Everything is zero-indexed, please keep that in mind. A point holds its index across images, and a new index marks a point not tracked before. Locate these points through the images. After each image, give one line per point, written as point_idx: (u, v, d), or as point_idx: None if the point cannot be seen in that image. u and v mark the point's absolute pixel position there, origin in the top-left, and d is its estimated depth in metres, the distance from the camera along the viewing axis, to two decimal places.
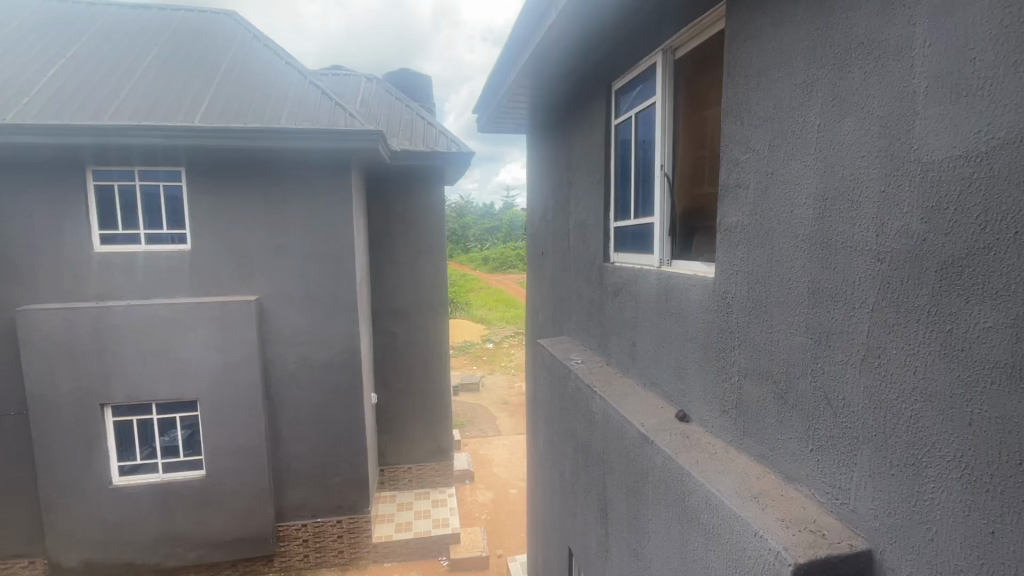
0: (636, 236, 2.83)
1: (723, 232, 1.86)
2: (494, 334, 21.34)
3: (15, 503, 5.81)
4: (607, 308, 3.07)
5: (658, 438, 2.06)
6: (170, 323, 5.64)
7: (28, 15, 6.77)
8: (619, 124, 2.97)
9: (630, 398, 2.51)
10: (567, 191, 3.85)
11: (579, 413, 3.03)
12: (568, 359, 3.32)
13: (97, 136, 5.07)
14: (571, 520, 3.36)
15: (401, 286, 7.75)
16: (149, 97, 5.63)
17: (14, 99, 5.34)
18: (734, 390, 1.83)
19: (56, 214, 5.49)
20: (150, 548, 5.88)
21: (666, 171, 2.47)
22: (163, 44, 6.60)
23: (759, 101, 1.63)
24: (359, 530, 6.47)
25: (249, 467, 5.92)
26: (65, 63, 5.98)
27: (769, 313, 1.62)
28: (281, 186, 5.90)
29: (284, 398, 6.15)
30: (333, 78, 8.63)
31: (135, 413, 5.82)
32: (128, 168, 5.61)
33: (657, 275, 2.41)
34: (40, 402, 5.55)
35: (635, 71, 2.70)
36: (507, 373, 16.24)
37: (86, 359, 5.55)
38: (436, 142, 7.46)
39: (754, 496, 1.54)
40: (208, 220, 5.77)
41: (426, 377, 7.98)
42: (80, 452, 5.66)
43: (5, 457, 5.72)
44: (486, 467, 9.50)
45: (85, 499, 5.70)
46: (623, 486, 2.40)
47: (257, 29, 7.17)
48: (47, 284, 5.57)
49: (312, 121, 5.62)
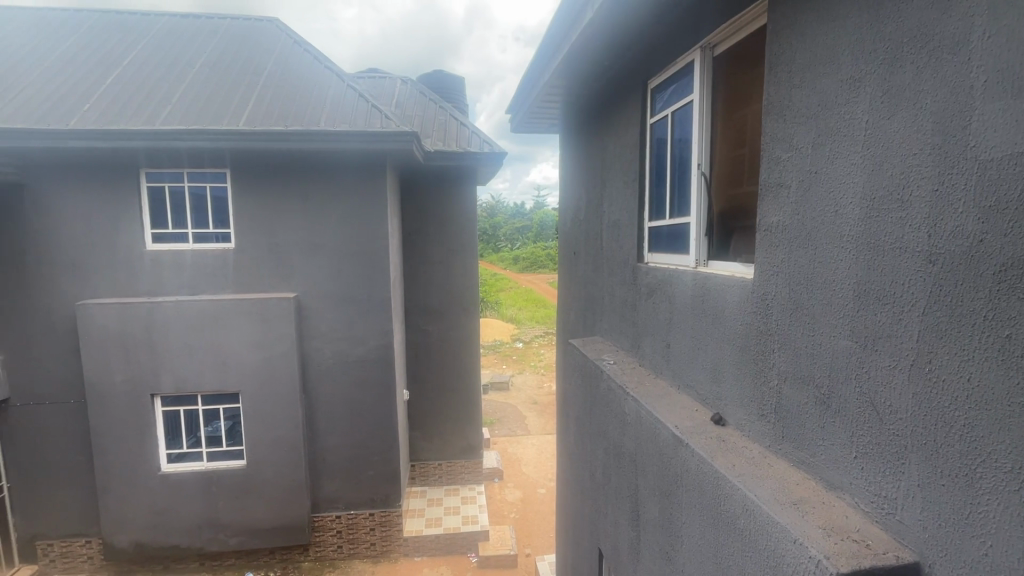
0: (672, 236, 2.79)
1: (762, 232, 1.83)
2: (524, 334, 21.33)
3: (73, 485, 6.18)
4: (641, 309, 3.04)
5: (693, 440, 2.04)
6: (215, 318, 5.90)
7: (88, 26, 7.20)
8: (655, 122, 2.94)
9: (664, 399, 2.49)
10: (600, 191, 3.83)
11: (611, 414, 3.01)
12: (600, 359, 3.31)
13: (150, 140, 5.36)
14: (601, 521, 3.34)
15: (433, 285, 7.86)
16: (198, 101, 5.90)
17: (76, 106, 5.70)
18: (773, 394, 1.79)
19: (112, 214, 5.82)
20: (195, 533, 6.15)
21: (704, 169, 2.42)
22: (210, 51, 6.91)
23: (803, 98, 1.60)
24: (390, 523, 6.60)
25: (287, 458, 6.13)
26: (123, 71, 6.35)
27: (811, 315, 1.58)
28: (319, 187, 6.08)
29: (321, 392, 6.34)
30: (369, 80, 8.84)
31: (182, 403, 6.11)
32: (178, 169, 5.90)
33: (692, 275, 2.38)
34: (97, 391, 5.89)
35: (672, 69, 2.66)
36: (536, 373, 16.19)
37: (138, 351, 5.86)
38: (469, 142, 7.54)
39: (794, 502, 1.50)
40: (251, 220, 6.01)
41: (457, 375, 8.07)
42: (132, 439, 5.98)
43: (66, 441, 6.10)
44: (515, 465, 9.53)
45: (136, 484, 6.02)
46: (657, 488, 2.37)
47: (297, 34, 7.42)
48: (103, 280, 5.91)
49: (350, 123, 5.78)
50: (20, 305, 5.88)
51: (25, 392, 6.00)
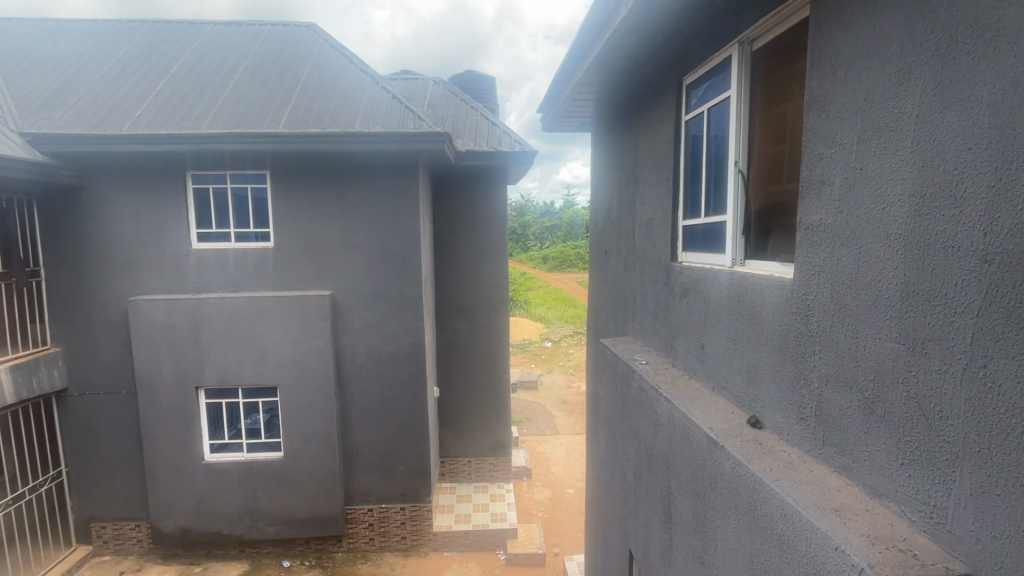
0: (707, 236, 2.74)
1: (803, 231, 1.78)
2: (552, 333, 21.24)
3: (124, 471, 6.53)
4: (674, 309, 3.00)
5: (728, 442, 2.00)
6: (255, 314, 6.12)
7: (139, 36, 7.57)
8: (690, 119, 2.90)
9: (698, 401, 2.45)
10: (633, 190, 3.79)
11: (643, 415, 2.98)
12: (632, 359, 3.28)
13: (195, 143, 5.60)
14: (632, 521, 3.31)
15: (463, 284, 7.94)
16: (240, 105, 6.14)
17: (129, 111, 6.01)
18: (813, 397, 1.75)
19: (161, 214, 6.11)
20: (235, 521, 6.39)
21: (741, 167, 2.37)
22: (252, 56, 7.16)
23: (848, 92, 1.54)
24: (420, 518, 6.71)
25: (322, 451, 6.31)
26: (171, 77, 6.66)
27: (855, 316, 1.53)
28: (354, 187, 6.23)
29: (354, 387, 6.49)
30: (402, 82, 8.99)
31: (224, 396, 6.37)
32: (222, 172, 6.16)
33: (729, 274, 2.33)
34: (146, 383, 6.20)
35: (709, 64, 2.61)
36: (565, 372, 16.11)
37: (184, 346, 6.14)
38: (499, 142, 7.58)
39: (836, 509, 1.46)
40: (289, 220, 6.21)
41: (487, 373, 8.13)
42: (178, 429, 6.27)
43: (118, 430, 6.45)
44: (543, 465, 9.53)
45: (182, 472, 6.31)
46: (690, 491, 2.34)
47: (333, 38, 7.61)
48: (152, 277, 6.22)
49: (384, 124, 5.90)
50: (78, 301, 6.25)
51: (82, 383, 6.38)
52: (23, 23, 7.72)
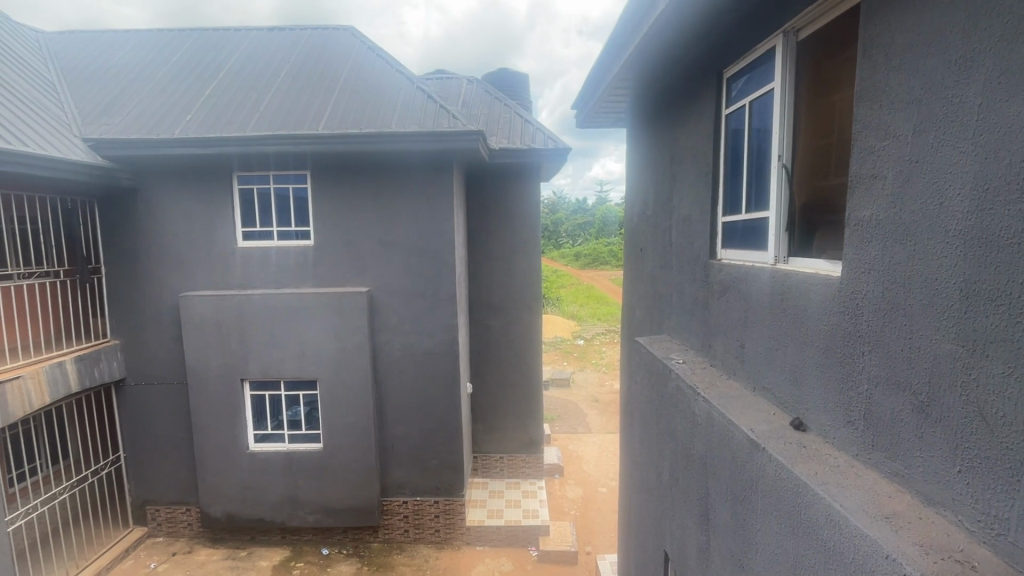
0: (747, 233, 2.68)
1: (852, 226, 1.71)
2: (585, 331, 21.08)
3: (176, 457, 6.89)
4: (713, 308, 2.94)
5: (770, 444, 1.95)
6: (296, 310, 6.34)
7: (189, 44, 7.92)
8: (731, 113, 2.83)
9: (737, 401, 2.40)
10: (670, 185, 3.72)
11: (680, 415, 2.93)
12: (668, 358, 3.23)
13: (241, 145, 5.83)
14: (667, 522, 3.27)
15: (496, 281, 7.99)
16: (282, 108, 6.36)
17: (180, 116, 6.33)
18: (862, 400, 1.68)
19: (209, 214, 6.40)
20: (278, 509, 6.64)
21: (785, 162, 2.30)
22: (293, 61, 7.40)
23: (902, 81, 1.48)
24: (454, 512, 6.81)
25: (359, 443, 6.49)
26: (218, 83, 6.95)
27: (907, 316, 1.46)
28: (390, 186, 6.36)
29: (390, 382, 6.63)
30: (436, 82, 9.09)
31: (268, 388, 6.63)
32: (265, 173, 6.40)
33: (771, 272, 2.27)
34: (196, 374, 6.51)
35: (751, 56, 2.54)
36: (598, 371, 15.98)
37: (230, 340, 6.42)
38: (533, 139, 7.57)
39: (887, 516, 1.40)
40: (329, 219, 6.40)
41: (519, 370, 8.16)
42: (226, 419, 6.56)
43: (171, 419, 6.81)
44: (576, 463, 9.50)
45: (228, 460, 6.61)
46: (729, 493, 2.30)
47: (370, 40, 7.75)
48: (201, 274, 6.52)
49: (419, 123, 5.99)
50: (134, 296, 6.62)
51: (138, 373, 6.76)
52: (86, 35, 8.21)
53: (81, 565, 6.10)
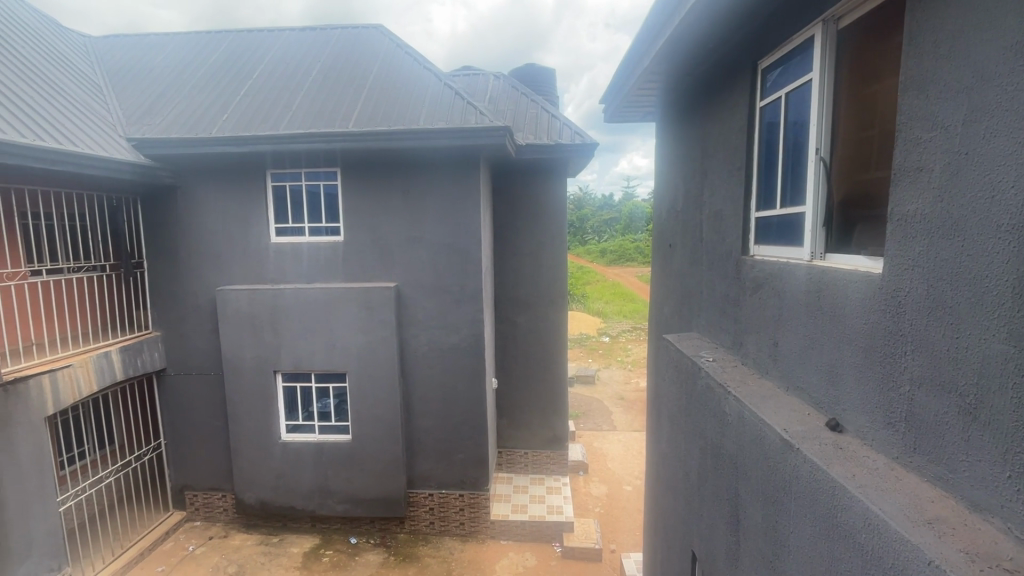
0: (782, 228, 2.61)
1: (896, 222, 1.65)
2: (610, 328, 20.93)
3: (212, 445, 7.14)
4: (745, 305, 2.88)
5: (805, 445, 1.91)
6: (327, 304, 6.49)
7: (224, 46, 8.15)
8: (766, 105, 2.76)
9: (770, 401, 2.35)
10: (701, 180, 3.66)
11: (710, 414, 2.88)
12: (698, 356, 3.18)
13: (274, 144, 5.99)
14: (695, 522, 3.23)
15: (522, 277, 8.01)
16: (314, 107, 6.50)
17: (217, 116, 6.53)
18: (904, 402, 1.62)
19: (244, 210, 6.60)
20: (308, 497, 6.83)
21: (824, 154, 2.25)
22: (324, 60, 7.54)
23: (952, 70, 1.41)
24: (479, 505, 6.87)
25: (387, 435, 6.61)
26: (253, 83, 7.14)
27: (955, 315, 1.40)
28: (417, 183, 6.43)
29: (417, 376, 6.73)
30: (463, 78, 9.12)
31: (299, 380, 6.82)
32: (298, 170, 6.56)
33: (807, 269, 2.21)
34: (232, 366, 6.73)
35: (788, 46, 2.47)
36: (623, 368, 15.85)
37: (264, 332, 6.61)
38: (560, 134, 7.53)
39: (930, 522, 1.35)
40: (358, 215, 6.52)
41: (544, 366, 8.16)
42: (259, 409, 6.77)
43: (208, 408, 7.07)
44: (600, 460, 9.46)
45: (261, 449, 6.82)
46: (761, 494, 2.25)
47: (399, 38, 7.82)
48: (237, 269, 6.74)
49: (446, 120, 6.04)
50: (174, 289, 6.87)
51: (177, 363, 7.01)
52: (130, 39, 8.54)
53: (125, 545, 6.39)
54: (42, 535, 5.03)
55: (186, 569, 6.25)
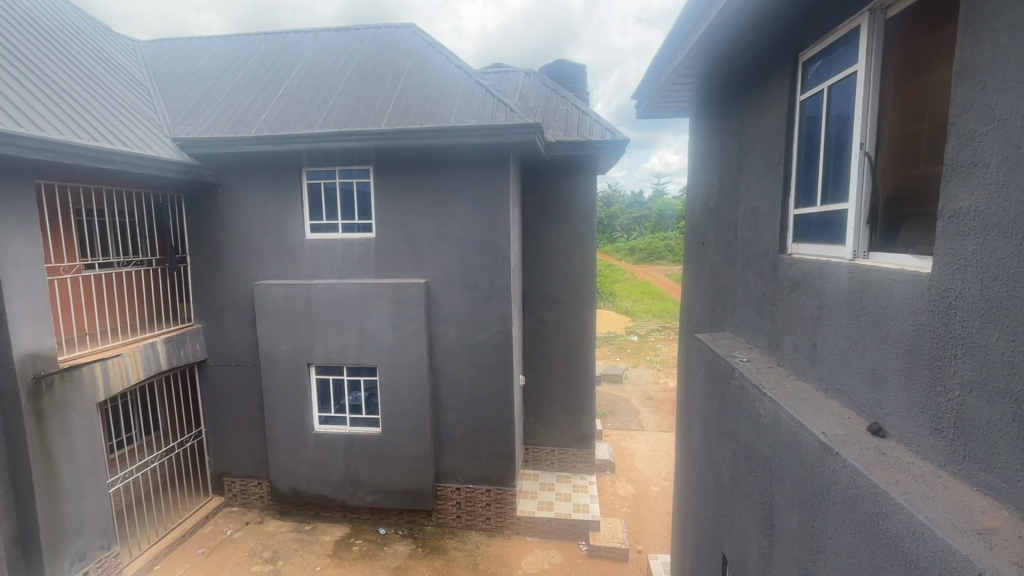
0: (823, 226, 2.53)
1: (946, 220, 1.58)
2: (639, 327, 20.67)
3: (249, 434, 7.40)
4: (782, 305, 2.80)
5: (845, 449, 1.86)
6: (359, 299, 6.63)
7: (262, 48, 8.39)
8: (807, 99, 2.67)
9: (807, 403, 2.29)
10: (737, 176, 3.57)
11: (744, 415, 2.82)
12: (731, 356, 3.12)
13: (310, 142, 6.15)
14: (727, 525, 3.17)
15: (550, 275, 7.99)
16: (348, 106, 6.64)
17: (256, 116, 6.75)
18: (953, 408, 1.56)
19: (281, 207, 6.80)
20: (339, 487, 7.01)
21: (868, 150, 2.14)
22: (357, 59, 7.68)
23: (1012, 59, 1.34)
24: (505, 501, 6.91)
25: (415, 429, 6.72)
26: (290, 84, 7.33)
27: (1011, 317, 1.34)
28: (447, 180, 6.49)
29: (445, 371, 6.81)
30: (494, 75, 9.13)
31: (332, 373, 7.00)
32: (332, 168, 6.71)
33: (850, 268, 2.13)
34: (268, 358, 6.96)
35: (831, 38, 2.39)
36: (652, 367, 15.66)
37: (299, 326, 6.81)
38: (590, 130, 7.47)
39: (981, 532, 1.30)
40: (390, 212, 6.64)
41: (572, 364, 8.13)
42: (293, 401, 6.98)
43: (245, 398, 7.32)
44: (628, 460, 9.37)
45: (295, 439, 7.03)
46: (797, 499, 2.20)
47: (431, 37, 7.89)
48: (273, 264, 6.95)
49: (477, 117, 6.07)
50: (214, 283, 7.14)
51: (217, 355, 7.29)
52: (175, 43, 8.89)
53: (169, 527, 6.71)
54: (93, 514, 5.33)
55: (224, 552, 6.51)
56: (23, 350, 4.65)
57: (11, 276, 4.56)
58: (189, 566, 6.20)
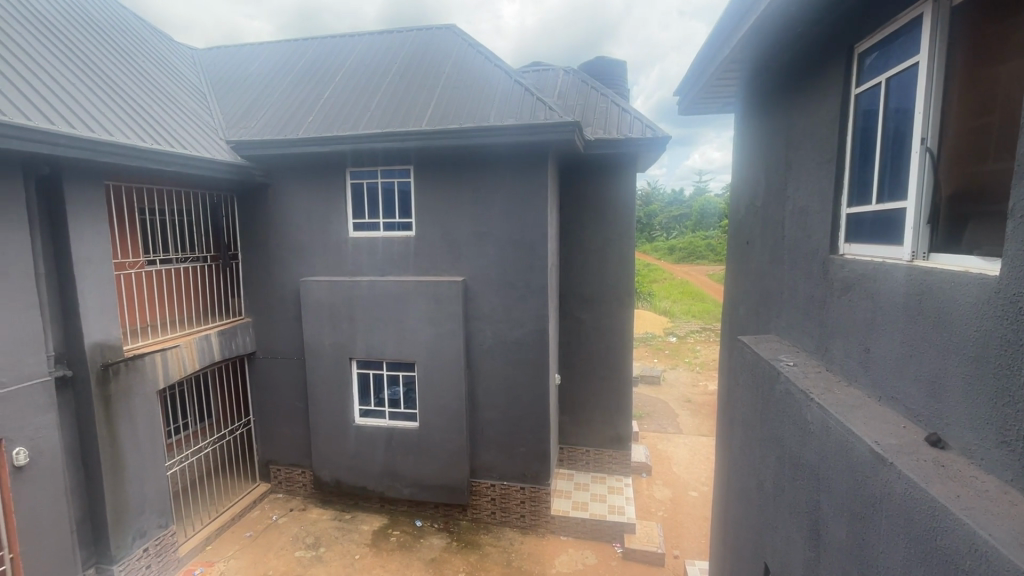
0: (878, 226, 2.43)
1: (1015, 220, 1.48)
2: (678, 328, 20.24)
3: (293, 424, 7.70)
4: (832, 308, 2.70)
5: (899, 460, 1.77)
6: (398, 296, 6.79)
7: (309, 53, 8.70)
8: (862, 93, 2.56)
9: (859, 411, 2.19)
10: (785, 174, 3.45)
11: (789, 421, 2.73)
12: (776, 360, 3.02)
13: (354, 143, 6.35)
14: (770, 534, 3.07)
15: (588, 274, 7.94)
16: (390, 107, 6.81)
17: (304, 118, 7.03)
18: (1020, 420, 1.46)
19: (325, 206, 7.04)
20: (378, 478, 7.20)
21: (930, 145, 2.05)
22: (400, 61, 7.85)
23: None
24: (539, 499, 6.92)
25: (452, 424, 6.83)
26: (336, 86, 7.59)
27: None
28: (486, 179, 6.55)
29: (481, 368, 6.88)
30: (532, 74, 9.15)
31: (372, 367, 7.20)
32: (374, 168, 6.89)
33: (907, 269, 2.04)
34: (313, 351, 7.22)
35: (892, 27, 2.27)
36: (691, 369, 15.32)
37: (341, 321, 7.03)
38: (630, 128, 7.37)
39: None
40: (429, 211, 6.76)
41: (609, 364, 8.06)
42: (335, 393, 7.22)
43: (290, 390, 7.63)
44: (665, 463, 9.20)
45: (337, 430, 7.27)
46: (847, 509, 2.11)
47: (471, 37, 7.96)
48: (318, 261, 7.20)
49: (516, 116, 6.11)
50: (263, 279, 7.46)
51: (265, 347, 7.62)
52: (230, 50, 9.35)
53: (220, 510, 7.09)
54: (152, 495, 5.68)
55: (270, 536, 6.82)
56: (93, 339, 5.01)
57: (83, 270, 4.91)
58: (237, 548, 6.52)
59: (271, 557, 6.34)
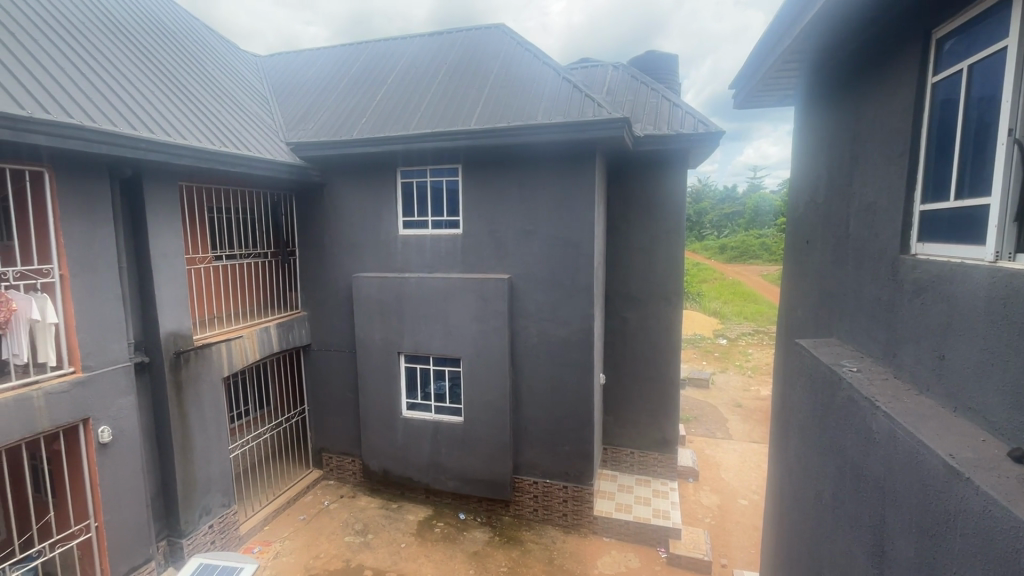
0: (956, 224, 2.27)
1: None
2: (729, 330, 19.51)
3: (344, 414, 8.01)
4: (902, 311, 2.53)
5: (978, 475, 1.65)
6: (445, 293, 6.93)
7: (363, 56, 9.01)
8: (940, 82, 2.39)
9: (931, 421, 2.05)
10: (851, 169, 3.26)
11: (852, 429, 2.60)
12: (838, 365, 2.86)
13: (405, 143, 6.52)
14: (827, 547, 2.94)
15: (635, 273, 7.80)
16: (439, 106, 6.96)
17: (358, 118, 7.30)
18: None
19: (377, 205, 7.27)
20: (424, 470, 7.38)
21: (1018, 136, 1.87)
22: (449, 61, 7.99)
23: None
24: (582, 499, 6.87)
25: (496, 420, 6.91)
26: (388, 87, 7.82)
27: None
28: (533, 177, 6.57)
29: (526, 366, 6.91)
30: (581, 71, 9.07)
31: (419, 362, 7.38)
32: (424, 167, 7.05)
33: (990, 270, 1.89)
34: (363, 345, 7.48)
35: (978, 10, 2.11)
36: (742, 373, 14.74)
37: (391, 316, 7.25)
38: (681, 123, 7.17)
39: None
40: (476, 209, 6.85)
41: (655, 365, 7.90)
42: (384, 386, 7.45)
43: (342, 381, 7.93)
44: (713, 469, 8.93)
45: (386, 422, 7.51)
46: (915, 525, 2.00)
47: (519, 35, 7.97)
48: (370, 259, 7.44)
49: (564, 114, 6.09)
50: (318, 274, 7.80)
51: (320, 340, 7.96)
52: (289, 56, 9.82)
53: (277, 493, 7.49)
54: (217, 475, 6.08)
55: (322, 520, 7.14)
56: (167, 328, 5.41)
57: (160, 264, 5.31)
58: (292, 530, 6.88)
59: (322, 541, 6.64)
